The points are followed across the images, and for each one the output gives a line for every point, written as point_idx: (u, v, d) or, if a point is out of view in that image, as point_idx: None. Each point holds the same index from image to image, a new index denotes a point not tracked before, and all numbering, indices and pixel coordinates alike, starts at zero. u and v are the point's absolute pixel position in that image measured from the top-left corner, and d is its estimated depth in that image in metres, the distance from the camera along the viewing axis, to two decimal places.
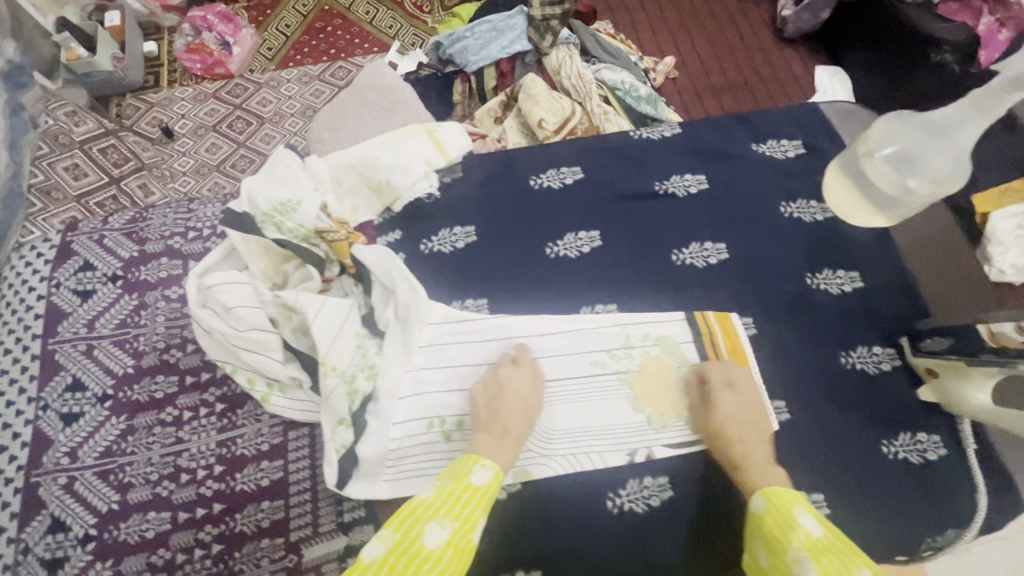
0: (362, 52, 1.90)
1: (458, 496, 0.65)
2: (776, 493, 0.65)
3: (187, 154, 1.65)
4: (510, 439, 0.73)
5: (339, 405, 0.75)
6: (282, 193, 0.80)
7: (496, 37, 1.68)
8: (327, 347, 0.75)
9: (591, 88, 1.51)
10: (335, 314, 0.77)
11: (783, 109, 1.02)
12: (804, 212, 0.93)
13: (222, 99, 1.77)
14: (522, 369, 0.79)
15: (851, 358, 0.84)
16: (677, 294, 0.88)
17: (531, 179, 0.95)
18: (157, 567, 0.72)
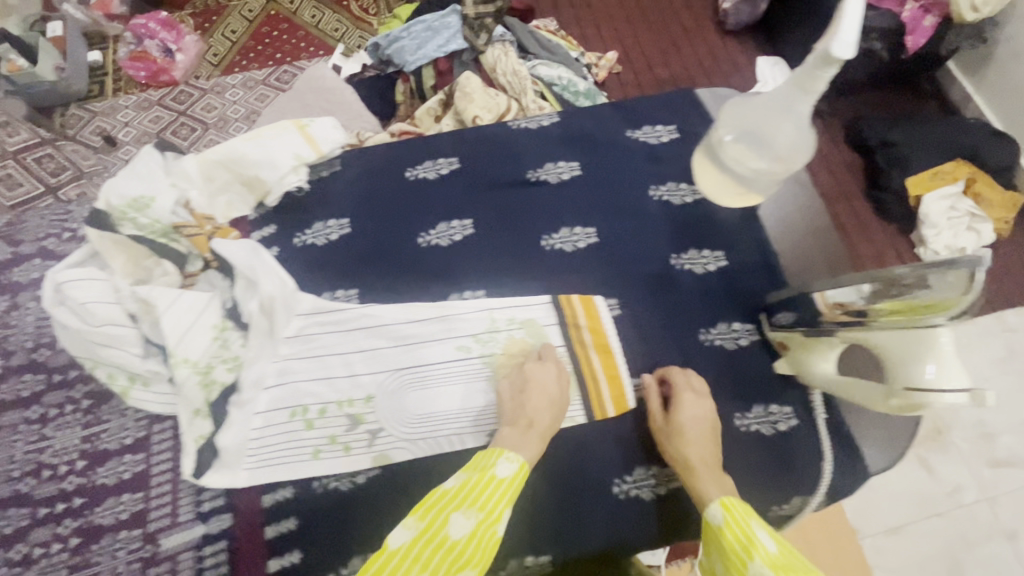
0: (308, 56, 1.92)
1: (483, 488, 0.65)
2: (733, 505, 0.66)
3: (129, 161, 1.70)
4: (536, 432, 0.75)
5: (192, 397, 0.77)
6: (135, 189, 0.82)
7: (433, 36, 1.75)
8: (176, 340, 0.78)
9: (526, 84, 1.67)
10: (190, 308, 0.79)
11: (659, 96, 1.05)
12: (673, 195, 0.95)
13: (166, 106, 1.80)
14: (549, 366, 0.80)
15: (710, 335, 0.86)
16: (547, 278, 0.90)
17: (407, 171, 0.97)
18: (14, 561, 0.74)
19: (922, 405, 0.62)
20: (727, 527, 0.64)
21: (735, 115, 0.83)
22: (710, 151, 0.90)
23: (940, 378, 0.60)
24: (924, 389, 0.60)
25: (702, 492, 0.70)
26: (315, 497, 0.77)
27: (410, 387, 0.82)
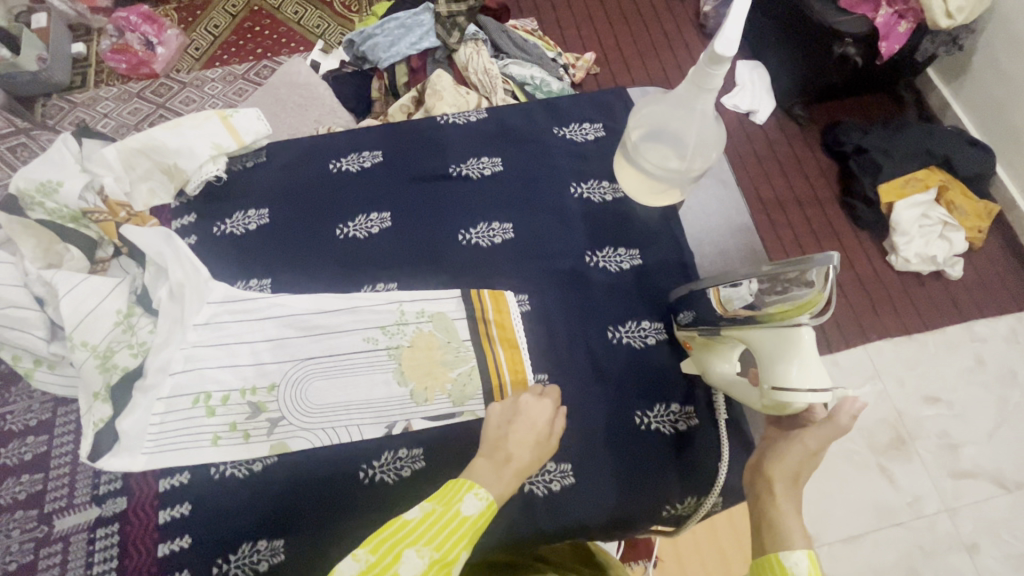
0: (288, 52, 1.93)
1: (445, 525, 0.57)
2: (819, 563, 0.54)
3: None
4: (513, 469, 0.66)
5: (91, 379, 0.77)
6: (44, 173, 0.82)
7: (406, 33, 1.77)
8: (76, 323, 0.77)
9: (497, 84, 1.69)
10: (94, 292, 0.79)
11: (590, 93, 1.05)
12: (594, 192, 0.95)
13: (146, 99, 1.82)
14: (544, 403, 0.74)
15: (619, 333, 0.86)
16: (460, 272, 0.91)
17: (331, 164, 0.98)
18: None
19: (787, 405, 0.64)
20: None
21: (644, 114, 0.84)
22: (626, 150, 0.90)
23: (799, 379, 0.62)
24: (786, 388, 0.62)
25: (786, 526, 0.58)
26: (210, 482, 0.78)
27: (314, 377, 0.83)
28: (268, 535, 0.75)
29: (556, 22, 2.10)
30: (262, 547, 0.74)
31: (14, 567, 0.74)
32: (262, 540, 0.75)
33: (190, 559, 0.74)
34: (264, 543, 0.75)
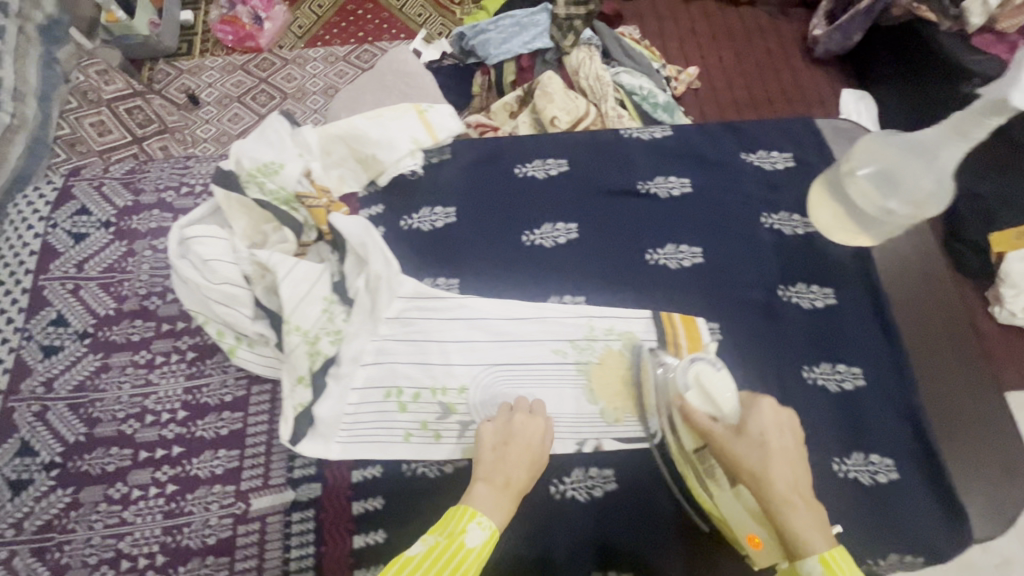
0: (389, 38, 2.00)
1: (449, 557, 0.60)
2: (836, 561, 0.58)
3: (210, 122, 1.79)
4: (512, 493, 0.66)
5: (299, 363, 0.78)
6: (267, 155, 0.84)
7: (519, 32, 1.69)
8: (293, 306, 0.79)
9: (608, 90, 1.56)
10: (306, 277, 0.81)
11: (774, 121, 1.03)
12: (785, 224, 0.93)
13: (249, 72, 1.89)
14: (539, 424, 0.74)
15: (813, 374, 0.83)
16: (646, 293, 0.88)
17: (517, 168, 0.97)
18: (113, 500, 0.76)
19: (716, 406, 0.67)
20: None
21: (873, 149, 0.81)
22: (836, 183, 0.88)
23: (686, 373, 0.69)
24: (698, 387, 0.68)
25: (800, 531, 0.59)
26: (403, 478, 0.78)
27: (504, 383, 0.82)
28: None
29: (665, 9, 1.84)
30: None
31: (212, 541, 0.74)
32: None
33: (385, 554, 0.74)
34: None
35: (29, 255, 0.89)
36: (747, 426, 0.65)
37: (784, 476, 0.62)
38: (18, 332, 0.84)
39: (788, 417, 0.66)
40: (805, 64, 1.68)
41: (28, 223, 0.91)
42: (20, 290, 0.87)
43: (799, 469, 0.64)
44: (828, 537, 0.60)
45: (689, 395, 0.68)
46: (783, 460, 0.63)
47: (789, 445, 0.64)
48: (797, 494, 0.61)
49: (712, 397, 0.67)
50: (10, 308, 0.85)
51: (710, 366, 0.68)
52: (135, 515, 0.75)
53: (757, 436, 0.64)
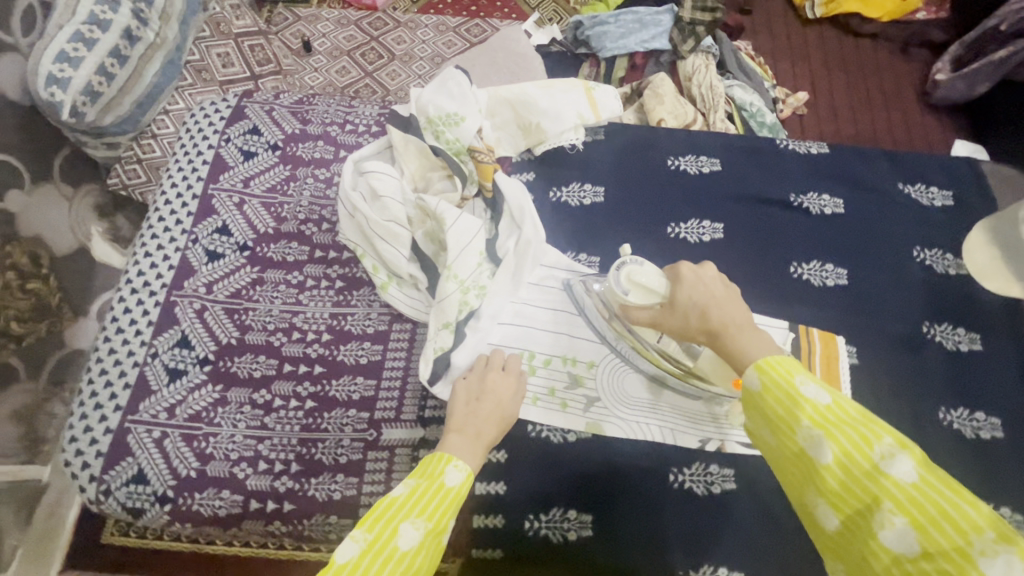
0: (501, 16, 2.01)
1: (432, 496, 0.61)
2: (772, 365, 0.55)
3: (318, 71, 1.83)
4: (485, 443, 0.68)
5: (449, 310, 0.80)
6: (450, 106, 0.86)
7: (639, 29, 1.65)
8: (455, 255, 0.81)
9: (720, 101, 1.50)
10: (467, 230, 0.83)
11: (933, 156, 1.00)
12: (937, 262, 0.91)
13: (362, 28, 1.93)
14: (508, 378, 0.76)
15: (949, 416, 0.81)
16: (786, 305, 0.88)
17: (669, 160, 0.97)
18: (257, 405, 0.80)
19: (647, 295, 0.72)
20: (768, 391, 0.54)
21: None
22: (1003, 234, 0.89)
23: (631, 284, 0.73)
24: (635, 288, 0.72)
25: (745, 350, 0.59)
26: (527, 441, 0.79)
27: None
28: (576, 508, 0.76)
29: (782, 28, 1.77)
30: (572, 518, 0.75)
31: (343, 461, 0.77)
32: (572, 511, 0.75)
33: (505, 507, 0.76)
34: (574, 515, 0.75)
35: (202, 164, 0.94)
36: (676, 299, 0.68)
37: (722, 313, 0.64)
38: (185, 234, 0.89)
39: (712, 273, 0.69)
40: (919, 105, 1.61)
41: (202, 135, 0.97)
42: (191, 196, 0.92)
43: (733, 305, 0.65)
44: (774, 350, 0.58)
45: (630, 296, 0.73)
46: (720, 305, 0.65)
47: (722, 290, 0.67)
48: (738, 325, 0.62)
49: (646, 288, 0.72)
50: (179, 210, 0.91)
51: (636, 264, 0.74)
52: (276, 422, 0.79)
53: (687, 302, 0.67)
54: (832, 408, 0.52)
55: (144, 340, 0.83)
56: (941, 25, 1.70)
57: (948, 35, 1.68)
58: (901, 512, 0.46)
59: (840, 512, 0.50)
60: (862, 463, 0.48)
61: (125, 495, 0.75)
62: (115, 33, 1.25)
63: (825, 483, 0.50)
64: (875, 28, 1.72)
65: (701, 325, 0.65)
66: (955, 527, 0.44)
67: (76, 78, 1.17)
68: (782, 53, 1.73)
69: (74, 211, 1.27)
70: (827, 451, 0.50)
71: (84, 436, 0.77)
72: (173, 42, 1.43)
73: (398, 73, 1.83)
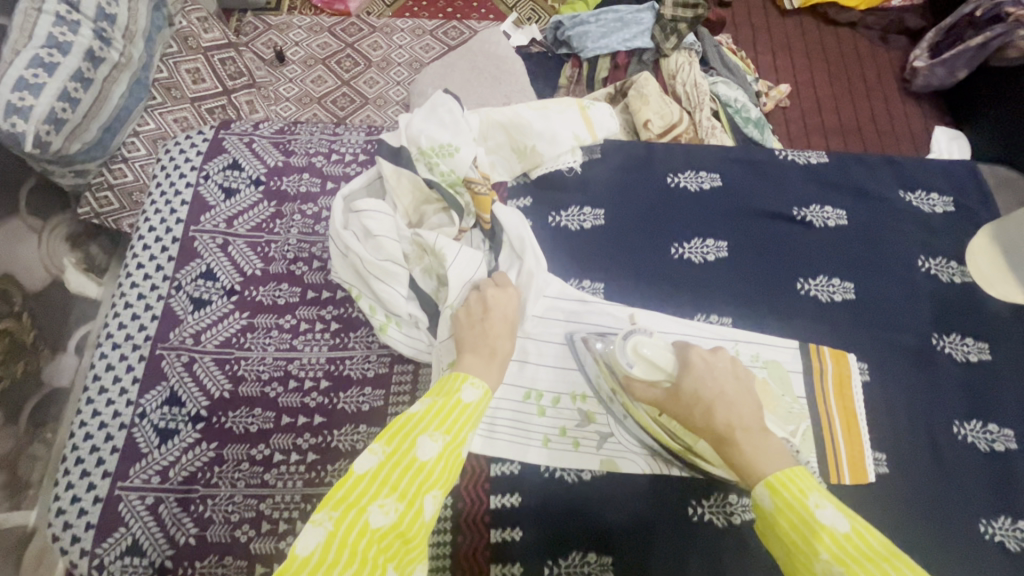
0: (478, 16, 1.95)
1: (449, 411, 0.61)
2: (785, 485, 0.57)
3: (293, 81, 1.77)
4: (499, 360, 0.69)
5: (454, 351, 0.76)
6: (443, 136, 0.83)
7: (621, 28, 1.59)
8: (456, 293, 0.78)
9: (705, 99, 1.47)
10: (468, 266, 0.79)
11: (933, 161, 0.99)
12: (942, 270, 0.90)
13: (336, 34, 1.86)
14: (508, 292, 0.76)
15: (963, 429, 0.80)
16: (796, 323, 0.86)
17: (668, 177, 0.95)
18: (255, 461, 0.76)
19: (653, 372, 0.72)
20: (783, 513, 0.56)
21: None
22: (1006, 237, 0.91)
23: (639, 356, 0.73)
24: (642, 360, 0.72)
25: (752, 459, 0.60)
26: (542, 481, 0.77)
27: None
28: (595, 550, 0.73)
29: (761, 23, 1.73)
30: (592, 561, 0.73)
31: None
32: (592, 554, 0.73)
33: (524, 552, 0.73)
34: (594, 558, 0.73)
35: (181, 204, 0.89)
36: (682, 388, 0.69)
37: (727, 416, 0.64)
38: (167, 281, 0.85)
39: (721, 366, 0.70)
40: (899, 94, 1.58)
41: (180, 172, 0.92)
42: (171, 239, 0.87)
43: (740, 405, 0.66)
44: (781, 461, 0.60)
45: (635, 370, 0.72)
46: (729, 403, 0.65)
47: (731, 383, 0.68)
48: (743, 428, 0.63)
49: (652, 363, 0.72)
50: (159, 256, 0.86)
51: (644, 336, 0.74)
52: (276, 479, 0.75)
53: (693, 393, 0.67)
54: (850, 540, 0.53)
55: (130, 399, 0.78)
56: (915, 11, 1.67)
57: (924, 20, 1.66)
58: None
59: None
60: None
61: (119, 569, 0.70)
62: (77, 55, 1.17)
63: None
64: (852, 16, 1.69)
65: (703, 425, 0.66)
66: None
67: (38, 106, 1.10)
68: (763, 47, 1.70)
69: (44, 244, 1.21)
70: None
71: (73, 507, 0.73)
72: (139, 61, 1.36)
73: (377, 81, 1.77)
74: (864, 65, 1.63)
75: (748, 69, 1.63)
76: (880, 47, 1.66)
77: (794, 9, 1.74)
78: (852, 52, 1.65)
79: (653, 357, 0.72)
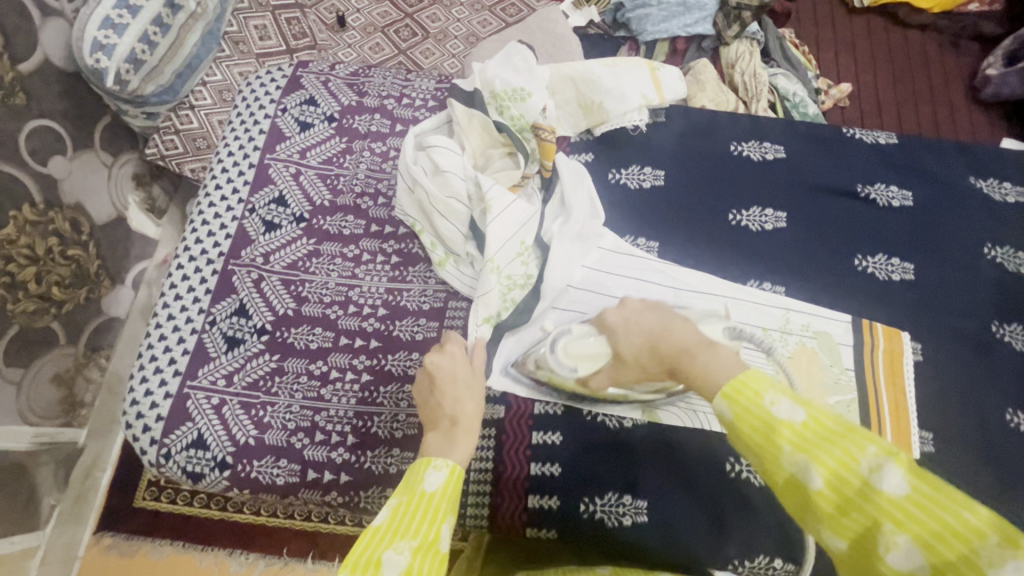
0: None
1: (415, 508, 0.57)
2: (738, 389, 0.51)
3: (351, 48, 1.69)
4: (462, 425, 0.66)
5: (492, 305, 0.79)
6: (517, 81, 0.88)
7: (683, 13, 1.54)
8: (496, 249, 0.80)
9: (763, 90, 1.43)
10: (515, 220, 0.82)
11: (1007, 152, 0.97)
12: (1008, 260, 0.88)
13: (395, 4, 1.77)
14: (453, 351, 0.73)
15: (1017, 418, 0.79)
16: (850, 299, 0.85)
17: (731, 145, 0.95)
18: (313, 375, 0.80)
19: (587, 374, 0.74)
20: (741, 418, 0.50)
21: None
22: None
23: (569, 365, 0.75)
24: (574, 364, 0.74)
25: (703, 382, 0.55)
26: (583, 423, 0.79)
27: None
28: (631, 494, 0.75)
29: (828, 15, 1.68)
30: (627, 503, 0.74)
31: (399, 435, 0.77)
32: (628, 497, 0.75)
33: (561, 488, 0.76)
34: (629, 501, 0.74)
35: (258, 134, 0.94)
36: (623, 351, 0.68)
37: (671, 343, 0.61)
38: (242, 203, 0.89)
39: (637, 307, 0.69)
40: (967, 100, 1.52)
41: (259, 104, 0.97)
42: (247, 165, 0.92)
43: (673, 328, 0.62)
44: (734, 368, 0.54)
45: (579, 370, 0.74)
46: (666, 334, 0.62)
47: (654, 318, 0.65)
48: (688, 350, 0.59)
49: (584, 354, 0.74)
50: (236, 179, 0.91)
51: (565, 336, 0.76)
52: (332, 394, 0.79)
53: (632, 352, 0.66)
54: (808, 426, 0.48)
55: (202, 308, 0.83)
56: (993, 18, 1.61)
57: (1002, 28, 1.60)
58: (904, 531, 0.42)
59: (844, 537, 0.45)
60: (853, 481, 0.45)
61: (185, 459, 0.76)
62: (159, 2, 1.22)
63: (820, 511, 0.46)
64: (925, 19, 1.63)
65: (657, 367, 0.63)
66: (957, 536, 0.41)
67: (120, 46, 1.15)
68: (827, 42, 1.64)
69: (112, 180, 1.27)
70: (815, 477, 0.46)
71: (145, 399, 0.78)
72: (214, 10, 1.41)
73: (433, 53, 1.70)
74: (933, 68, 1.57)
75: (809, 64, 1.59)
76: (951, 51, 1.60)
77: (863, 8, 1.68)
78: (921, 55, 1.60)
79: (579, 349, 0.74)
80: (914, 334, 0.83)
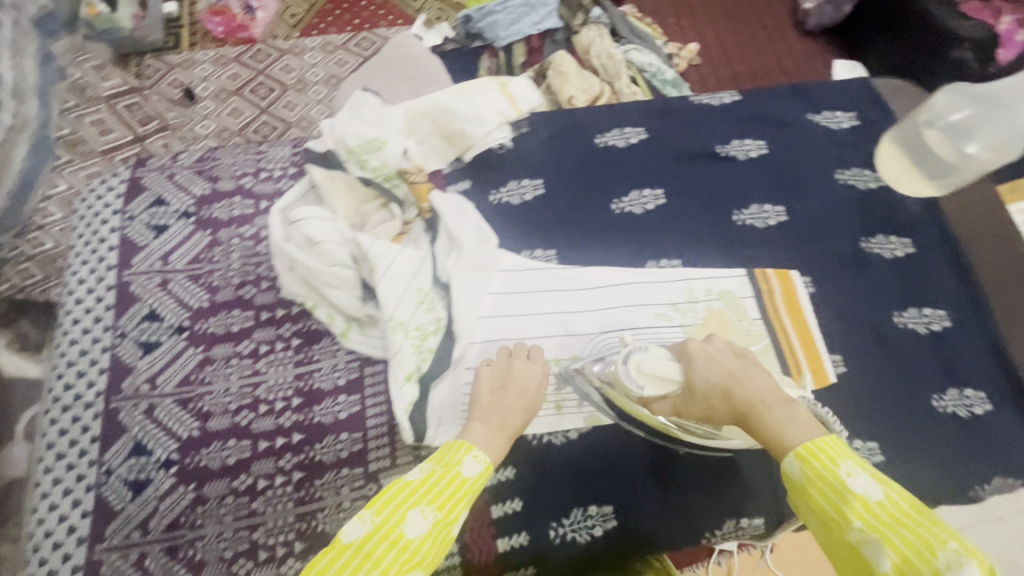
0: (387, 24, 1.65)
1: (446, 484, 0.57)
2: (814, 453, 0.52)
3: (209, 118, 1.41)
4: (506, 435, 0.64)
5: (408, 360, 0.77)
6: (369, 132, 0.87)
7: (529, 11, 1.57)
8: (394, 304, 0.78)
9: (620, 68, 1.48)
10: (406, 269, 0.80)
11: (832, 84, 1.06)
12: (859, 179, 0.96)
13: (243, 64, 1.50)
14: (536, 368, 0.71)
15: (903, 319, 0.87)
16: (739, 253, 0.90)
17: (597, 138, 0.98)
18: (239, 492, 0.73)
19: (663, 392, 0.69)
20: (810, 481, 0.51)
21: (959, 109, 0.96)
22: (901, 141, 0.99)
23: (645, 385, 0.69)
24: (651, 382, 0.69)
25: (778, 430, 0.56)
26: (531, 449, 0.78)
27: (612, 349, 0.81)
28: (596, 503, 0.75)
29: None
30: (594, 513, 0.74)
31: None
32: (593, 507, 0.75)
33: (527, 521, 0.74)
34: (597, 510, 0.75)
35: (110, 251, 0.86)
36: (694, 382, 0.65)
37: (750, 390, 0.60)
38: (110, 331, 0.81)
39: (719, 343, 0.67)
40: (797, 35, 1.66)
41: (102, 220, 0.89)
42: (105, 289, 0.84)
43: (754, 375, 0.62)
44: (814, 430, 0.55)
45: (647, 390, 0.69)
46: (743, 382, 0.61)
47: (733, 362, 0.64)
48: (763, 402, 0.59)
49: (661, 376, 0.68)
50: (96, 308, 0.82)
51: (642, 352, 0.70)
52: (265, 505, 0.73)
53: (704, 385, 0.64)
54: (883, 507, 0.48)
55: (93, 459, 0.75)
56: None
57: None
58: None
59: None
60: (923, 568, 0.43)
61: None
62: None
63: None
64: None
65: (727, 410, 0.62)
66: None
67: None
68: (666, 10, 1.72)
69: None
70: (881, 556, 0.45)
71: None
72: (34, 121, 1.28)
73: (297, 104, 1.46)
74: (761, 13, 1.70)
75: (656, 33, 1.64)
76: None
77: None
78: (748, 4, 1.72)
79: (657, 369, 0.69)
80: (802, 269, 0.90)
